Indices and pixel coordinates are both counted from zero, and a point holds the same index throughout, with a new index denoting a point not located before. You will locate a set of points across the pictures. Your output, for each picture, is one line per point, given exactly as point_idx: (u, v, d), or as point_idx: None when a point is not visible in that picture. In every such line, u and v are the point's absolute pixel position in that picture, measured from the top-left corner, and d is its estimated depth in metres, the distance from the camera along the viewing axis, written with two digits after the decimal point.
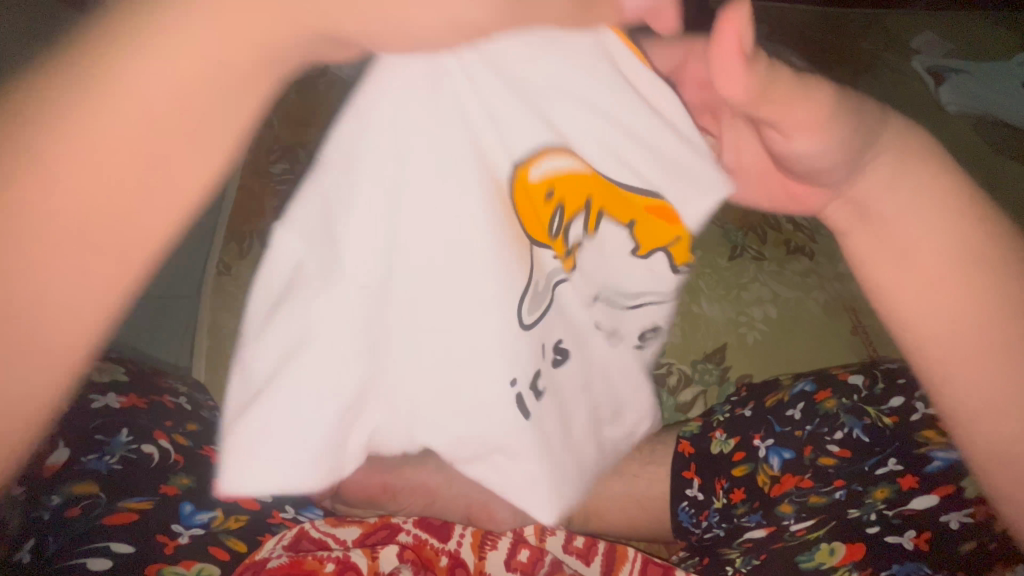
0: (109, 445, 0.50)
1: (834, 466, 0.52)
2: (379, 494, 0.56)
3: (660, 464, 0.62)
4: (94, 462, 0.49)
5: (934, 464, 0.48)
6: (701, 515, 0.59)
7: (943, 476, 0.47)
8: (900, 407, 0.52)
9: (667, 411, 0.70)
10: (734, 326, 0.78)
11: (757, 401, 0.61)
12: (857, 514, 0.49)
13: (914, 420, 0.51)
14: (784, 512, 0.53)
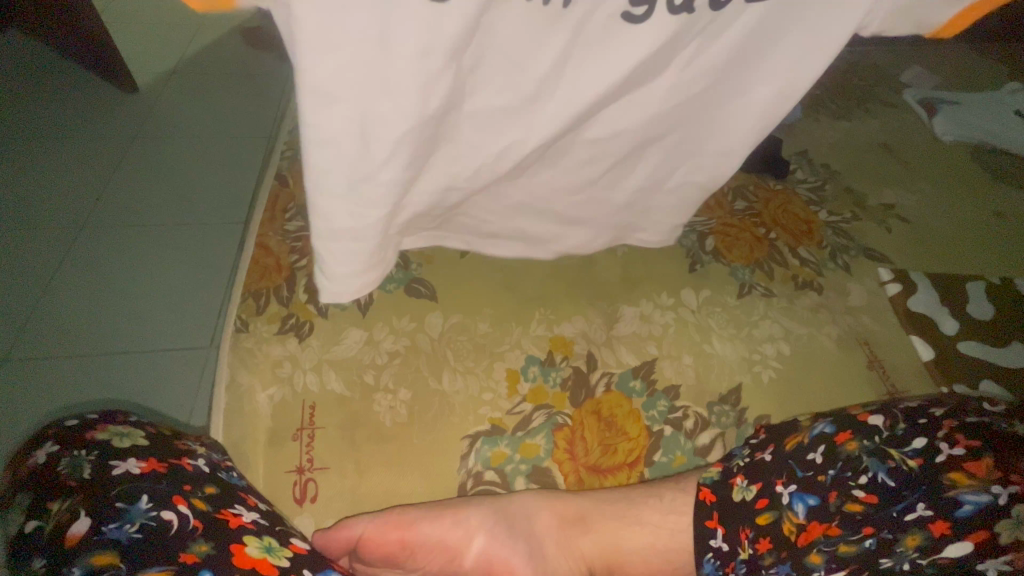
0: (129, 513, 0.50)
1: (861, 513, 0.52)
2: (398, 550, 0.58)
3: (681, 513, 0.61)
4: (115, 531, 0.49)
5: (963, 512, 0.48)
6: (728, 566, 0.57)
7: (973, 524, 0.48)
8: (924, 447, 0.52)
9: (686, 454, 0.68)
10: (748, 364, 0.76)
11: (777, 443, 0.60)
12: (890, 564, 0.52)
13: (940, 462, 0.50)
14: (815, 563, 0.53)
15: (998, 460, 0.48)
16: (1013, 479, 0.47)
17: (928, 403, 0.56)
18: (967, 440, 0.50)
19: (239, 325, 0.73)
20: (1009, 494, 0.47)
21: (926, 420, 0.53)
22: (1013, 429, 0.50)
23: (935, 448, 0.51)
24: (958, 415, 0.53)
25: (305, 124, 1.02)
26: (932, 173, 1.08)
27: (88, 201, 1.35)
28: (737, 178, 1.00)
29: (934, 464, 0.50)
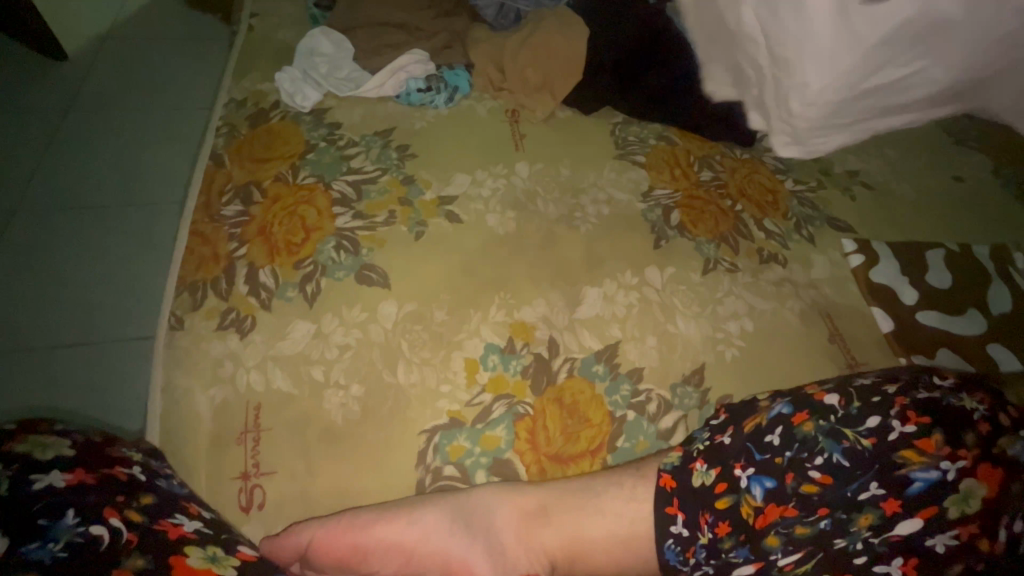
0: (53, 531, 0.46)
1: (817, 495, 0.52)
2: (349, 555, 0.56)
3: (641, 501, 0.60)
4: (36, 551, 0.44)
5: (914, 487, 0.49)
6: (688, 551, 0.57)
7: (922, 501, 0.49)
8: (878, 426, 0.52)
9: (649, 438, 0.67)
10: (712, 343, 0.74)
11: (736, 427, 0.60)
12: (843, 544, 0.51)
13: (892, 440, 0.51)
14: (771, 546, 0.53)
15: (948, 436, 0.49)
16: (960, 454, 0.49)
17: (882, 379, 0.56)
18: (918, 417, 0.51)
19: (174, 323, 0.68)
20: (956, 470, 0.48)
21: (881, 397, 0.53)
22: (961, 403, 0.51)
23: (888, 426, 0.51)
24: (910, 391, 0.53)
25: (244, 97, 0.94)
26: (896, 138, 1.07)
27: (14, 181, 1.23)
28: (703, 148, 0.98)
29: (887, 442, 0.51)
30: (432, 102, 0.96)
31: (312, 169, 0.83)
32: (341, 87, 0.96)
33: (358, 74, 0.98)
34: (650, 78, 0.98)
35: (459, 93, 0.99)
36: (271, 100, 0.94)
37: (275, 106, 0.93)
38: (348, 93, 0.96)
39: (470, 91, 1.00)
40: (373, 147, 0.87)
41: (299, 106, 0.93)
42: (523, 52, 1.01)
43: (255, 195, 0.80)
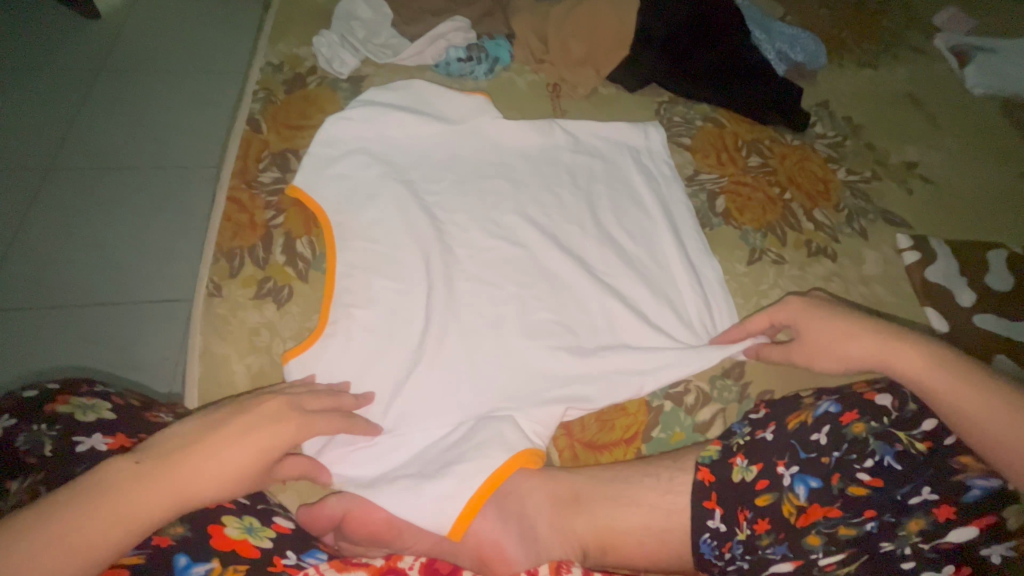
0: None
1: (865, 496, 0.50)
2: (384, 530, 0.56)
3: (678, 494, 0.58)
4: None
5: (972, 494, 0.46)
6: (724, 547, 0.55)
7: (979, 510, 0.46)
8: (934, 431, 0.50)
9: (685, 430, 0.65)
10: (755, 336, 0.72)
11: (778, 422, 0.58)
12: (890, 548, 0.49)
13: (949, 444, 0.48)
14: (812, 545, 0.51)
15: None
16: None
17: None
18: None
19: (211, 289, 0.68)
20: None
21: None
22: None
23: (944, 431, 0.49)
24: None
25: (280, 61, 0.92)
26: (959, 128, 1.00)
27: (53, 139, 1.24)
28: (752, 131, 0.94)
29: (945, 447, 0.48)
30: (472, 73, 0.93)
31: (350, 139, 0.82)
32: (379, 54, 0.94)
33: (398, 41, 0.96)
34: (693, 59, 0.98)
35: (500, 64, 0.95)
36: (307, 64, 0.92)
37: (312, 70, 0.91)
38: (386, 60, 0.93)
39: (511, 62, 0.97)
40: None
41: (336, 73, 0.90)
42: (569, 22, 0.96)
43: (291, 163, 0.80)
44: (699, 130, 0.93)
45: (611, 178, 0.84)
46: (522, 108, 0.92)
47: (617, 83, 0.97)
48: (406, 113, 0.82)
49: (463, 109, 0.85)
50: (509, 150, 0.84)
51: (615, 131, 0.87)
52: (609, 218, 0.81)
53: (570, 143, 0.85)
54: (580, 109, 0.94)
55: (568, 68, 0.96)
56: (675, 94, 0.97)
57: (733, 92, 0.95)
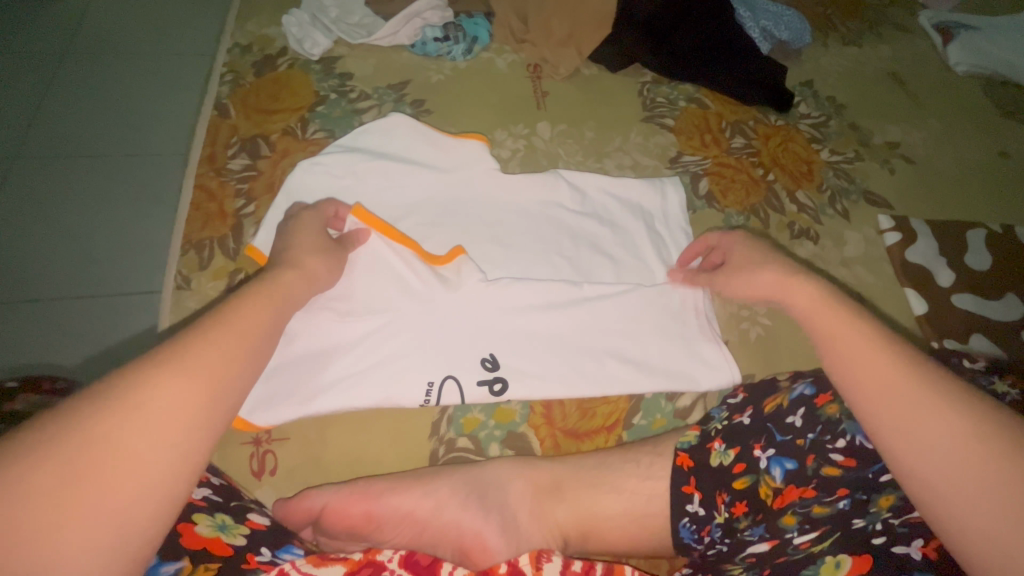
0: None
1: (839, 476, 0.49)
2: (362, 523, 0.55)
3: (658, 479, 0.58)
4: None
5: None
6: (703, 530, 0.56)
7: None
8: None
9: (666, 416, 0.65)
10: (736, 321, 0.72)
11: (755, 407, 0.58)
12: (863, 524, 0.46)
13: None
14: (788, 524, 0.50)
15: None
16: None
17: None
18: None
19: (181, 283, 0.66)
20: None
21: None
22: (993, 390, 0.50)
23: None
24: None
25: (249, 42, 0.88)
26: (941, 107, 1.00)
27: (17, 124, 1.19)
28: (736, 112, 0.93)
29: None
30: (449, 54, 0.90)
31: (323, 123, 0.80)
32: (352, 33, 0.90)
33: (372, 21, 0.92)
34: (678, 37, 0.95)
35: (478, 44, 0.92)
36: (277, 45, 0.88)
37: (282, 52, 0.87)
38: (360, 41, 0.90)
39: (490, 41, 0.94)
40: (385, 102, 0.85)
41: (307, 54, 0.87)
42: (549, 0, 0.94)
43: (262, 149, 0.77)
44: (682, 111, 0.91)
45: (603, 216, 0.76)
46: (502, 90, 0.89)
47: (598, 63, 0.95)
48: (386, 158, 0.74)
49: (457, 156, 0.75)
50: (507, 206, 0.74)
51: (627, 187, 0.78)
52: (587, 256, 0.73)
53: (575, 200, 0.76)
54: (561, 90, 0.92)
55: (549, 47, 0.93)
56: (658, 74, 0.95)
57: (716, 73, 0.93)
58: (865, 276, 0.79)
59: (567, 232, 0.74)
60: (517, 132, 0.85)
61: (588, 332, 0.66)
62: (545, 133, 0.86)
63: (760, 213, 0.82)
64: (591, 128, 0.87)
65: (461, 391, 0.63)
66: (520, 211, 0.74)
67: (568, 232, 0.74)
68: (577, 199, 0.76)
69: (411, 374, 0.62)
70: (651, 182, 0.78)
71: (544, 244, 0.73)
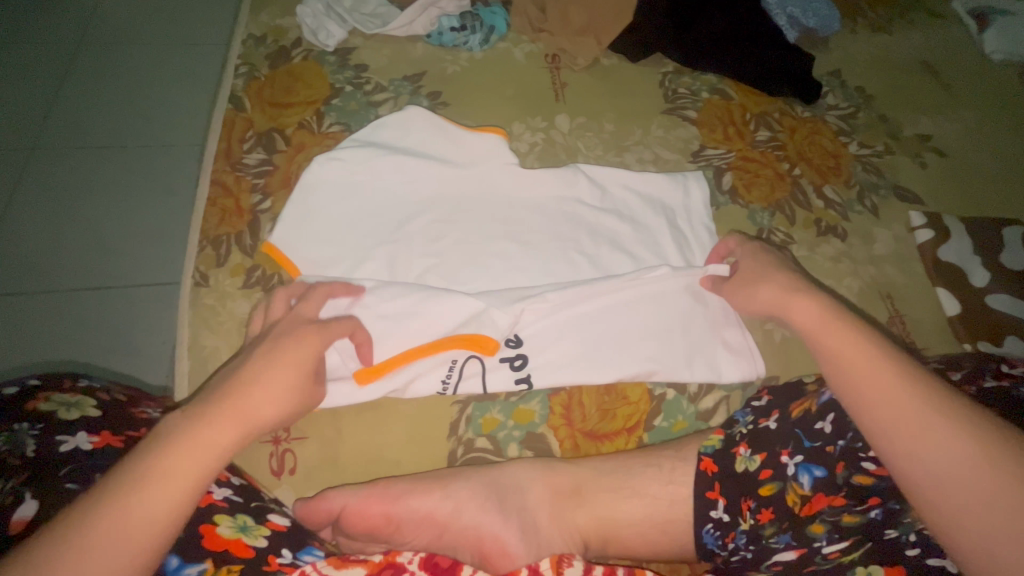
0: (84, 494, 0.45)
1: (871, 484, 0.47)
2: (381, 525, 0.54)
3: (681, 484, 0.57)
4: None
5: None
6: (727, 537, 0.54)
7: None
8: None
9: (687, 418, 0.64)
10: (761, 320, 0.70)
11: (782, 410, 0.56)
12: (895, 535, 0.45)
13: None
14: (816, 533, 0.49)
15: None
16: None
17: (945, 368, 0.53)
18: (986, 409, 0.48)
19: (198, 280, 0.66)
20: None
21: None
22: None
23: None
24: (974, 382, 0.51)
25: (263, 33, 0.87)
26: (975, 98, 0.96)
27: (36, 116, 1.19)
28: (760, 103, 0.90)
29: None
30: (466, 44, 0.88)
31: (338, 116, 0.79)
32: (367, 23, 0.88)
33: (387, 10, 0.90)
34: (701, 25, 0.92)
35: (496, 33, 0.90)
36: (291, 36, 0.87)
37: (296, 43, 0.86)
38: (375, 31, 0.88)
39: (507, 31, 0.91)
40: (401, 94, 0.83)
41: (322, 45, 0.85)
42: None
43: (277, 143, 0.76)
44: (705, 103, 0.88)
45: (624, 213, 0.74)
46: (520, 82, 0.87)
47: (618, 53, 0.92)
48: (402, 153, 0.72)
49: (475, 151, 0.74)
50: (525, 202, 0.73)
51: (649, 183, 0.76)
52: (608, 253, 0.71)
53: (595, 195, 0.74)
54: (581, 81, 0.89)
55: (568, 37, 0.91)
56: (681, 64, 0.92)
57: (740, 63, 0.90)
58: (896, 274, 0.76)
59: (588, 228, 0.72)
60: (535, 125, 0.83)
61: (608, 331, 0.65)
62: (564, 126, 0.84)
63: (786, 208, 0.79)
64: (611, 120, 0.85)
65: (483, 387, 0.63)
66: (539, 208, 0.73)
67: (588, 229, 0.72)
68: (598, 194, 0.74)
69: (429, 367, 0.62)
70: (673, 177, 0.76)
71: (563, 241, 0.71)
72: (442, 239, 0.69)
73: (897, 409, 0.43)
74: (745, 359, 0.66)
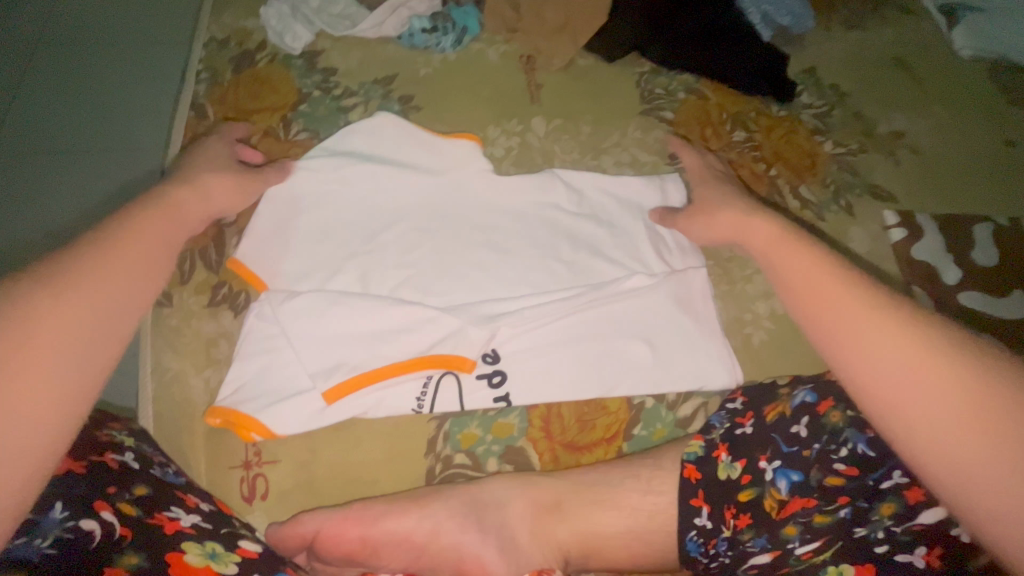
0: (40, 526, 0.40)
1: (842, 485, 0.48)
2: (357, 549, 0.53)
3: (660, 495, 0.56)
4: (22, 548, 0.38)
5: None
6: (708, 543, 0.53)
7: None
8: None
9: (667, 426, 0.64)
10: (739, 325, 0.71)
11: (756, 414, 0.56)
12: (864, 533, 0.46)
13: None
14: (789, 535, 0.49)
15: None
16: None
17: None
18: None
19: (161, 298, 0.64)
20: None
21: None
22: None
23: None
24: None
25: (226, 35, 0.84)
26: (946, 94, 0.97)
27: None
28: (736, 103, 0.89)
29: None
30: (438, 45, 0.86)
31: (306, 122, 0.77)
32: (335, 24, 0.85)
33: (356, 11, 0.87)
34: (677, 24, 0.91)
35: (469, 33, 0.88)
36: (255, 39, 0.84)
37: (261, 46, 0.83)
38: (344, 32, 0.85)
39: (480, 31, 0.89)
40: (372, 98, 0.81)
41: (288, 48, 0.82)
42: None
43: None
44: (681, 103, 0.88)
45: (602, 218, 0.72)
46: (494, 84, 0.85)
47: (594, 53, 0.90)
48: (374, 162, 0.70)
49: (447, 158, 0.72)
50: (502, 208, 0.71)
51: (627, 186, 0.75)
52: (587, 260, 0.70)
53: (573, 200, 0.73)
54: (556, 82, 0.88)
55: (542, 36, 0.89)
56: (656, 64, 0.91)
57: (716, 63, 0.90)
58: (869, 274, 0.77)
59: (565, 234, 0.71)
60: (510, 129, 0.82)
61: (585, 343, 0.65)
62: (539, 129, 0.82)
63: None
64: (587, 123, 0.84)
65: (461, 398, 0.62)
66: (515, 214, 0.71)
67: (566, 234, 0.71)
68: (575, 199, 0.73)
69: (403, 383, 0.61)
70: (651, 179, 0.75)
71: (541, 248, 0.69)
72: (416, 250, 0.67)
73: (908, 382, 0.38)
74: (725, 363, 0.66)
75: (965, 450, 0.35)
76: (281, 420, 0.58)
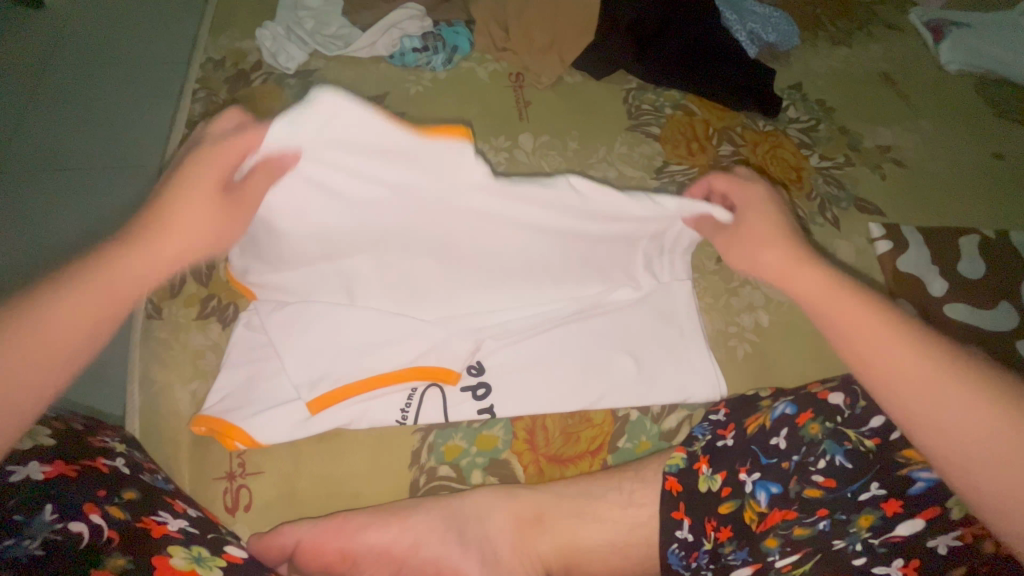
0: (29, 527, 0.40)
1: (820, 496, 0.48)
2: (337, 561, 0.54)
3: (640, 506, 0.57)
4: (13, 548, 0.39)
5: (919, 485, 0.43)
6: (691, 556, 0.52)
7: (930, 498, 0.43)
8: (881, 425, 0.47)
9: (651, 439, 0.64)
10: (724, 338, 0.71)
11: (738, 426, 0.57)
12: (844, 545, 0.46)
13: (894, 440, 0.46)
14: (770, 547, 0.49)
15: None
16: None
17: None
18: None
19: (151, 311, 0.65)
20: None
21: None
22: None
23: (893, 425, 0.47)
24: None
25: (222, 56, 0.86)
26: (932, 109, 0.98)
27: None
28: (723, 118, 0.91)
29: (891, 441, 0.46)
30: (428, 64, 0.88)
31: None
32: (328, 45, 0.88)
33: (349, 32, 0.90)
34: (663, 43, 0.93)
35: (459, 53, 0.90)
36: (251, 59, 0.86)
37: (256, 66, 0.85)
38: (337, 52, 0.88)
39: (470, 50, 0.91)
40: None
41: (282, 67, 0.85)
42: (531, 9, 0.92)
43: None
44: (668, 119, 0.89)
45: None
46: (483, 101, 0.87)
47: (582, 70, 0.92)
48: None
49: None
50: None
51: None
52: None
53: None
54: (544, 99, 0.89)
55: (531, 55, 0.91)
56: (644, 80, 0.93)
57: (702, 79, 0.91)
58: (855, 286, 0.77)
59: None
60: (498, 144, 0.83)
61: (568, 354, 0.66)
62: (527, 144, 0.84)
63: None
64: (574, 138, 0.86)
65: (444, 411, 0.63)
66: None
67: None
68: None
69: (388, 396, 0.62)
70: None
71: None
72: None
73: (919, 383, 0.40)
74: (708, 375, 0.66)
75: (987, 443, 0.36)
76: (265, 431, 0.58)
